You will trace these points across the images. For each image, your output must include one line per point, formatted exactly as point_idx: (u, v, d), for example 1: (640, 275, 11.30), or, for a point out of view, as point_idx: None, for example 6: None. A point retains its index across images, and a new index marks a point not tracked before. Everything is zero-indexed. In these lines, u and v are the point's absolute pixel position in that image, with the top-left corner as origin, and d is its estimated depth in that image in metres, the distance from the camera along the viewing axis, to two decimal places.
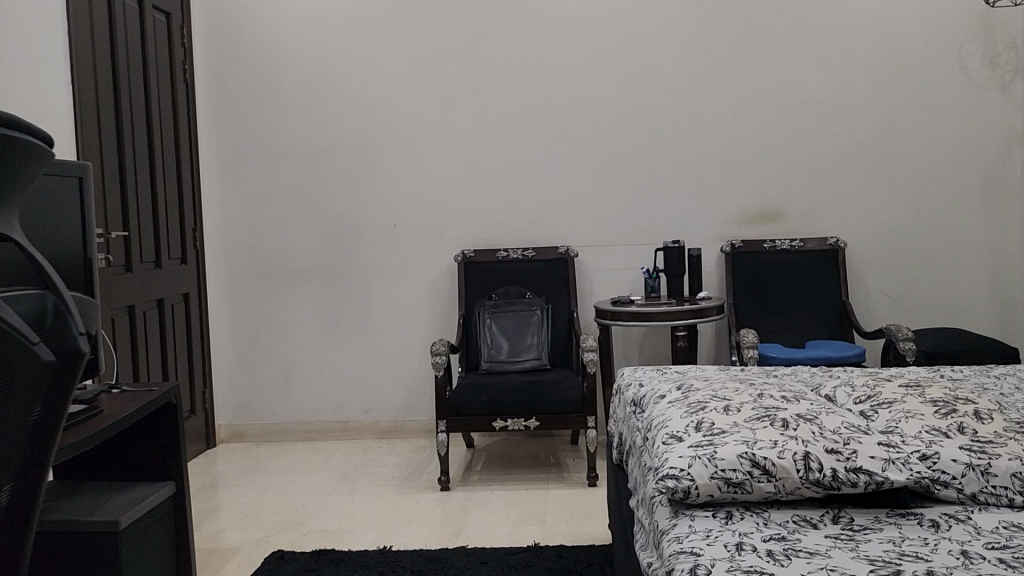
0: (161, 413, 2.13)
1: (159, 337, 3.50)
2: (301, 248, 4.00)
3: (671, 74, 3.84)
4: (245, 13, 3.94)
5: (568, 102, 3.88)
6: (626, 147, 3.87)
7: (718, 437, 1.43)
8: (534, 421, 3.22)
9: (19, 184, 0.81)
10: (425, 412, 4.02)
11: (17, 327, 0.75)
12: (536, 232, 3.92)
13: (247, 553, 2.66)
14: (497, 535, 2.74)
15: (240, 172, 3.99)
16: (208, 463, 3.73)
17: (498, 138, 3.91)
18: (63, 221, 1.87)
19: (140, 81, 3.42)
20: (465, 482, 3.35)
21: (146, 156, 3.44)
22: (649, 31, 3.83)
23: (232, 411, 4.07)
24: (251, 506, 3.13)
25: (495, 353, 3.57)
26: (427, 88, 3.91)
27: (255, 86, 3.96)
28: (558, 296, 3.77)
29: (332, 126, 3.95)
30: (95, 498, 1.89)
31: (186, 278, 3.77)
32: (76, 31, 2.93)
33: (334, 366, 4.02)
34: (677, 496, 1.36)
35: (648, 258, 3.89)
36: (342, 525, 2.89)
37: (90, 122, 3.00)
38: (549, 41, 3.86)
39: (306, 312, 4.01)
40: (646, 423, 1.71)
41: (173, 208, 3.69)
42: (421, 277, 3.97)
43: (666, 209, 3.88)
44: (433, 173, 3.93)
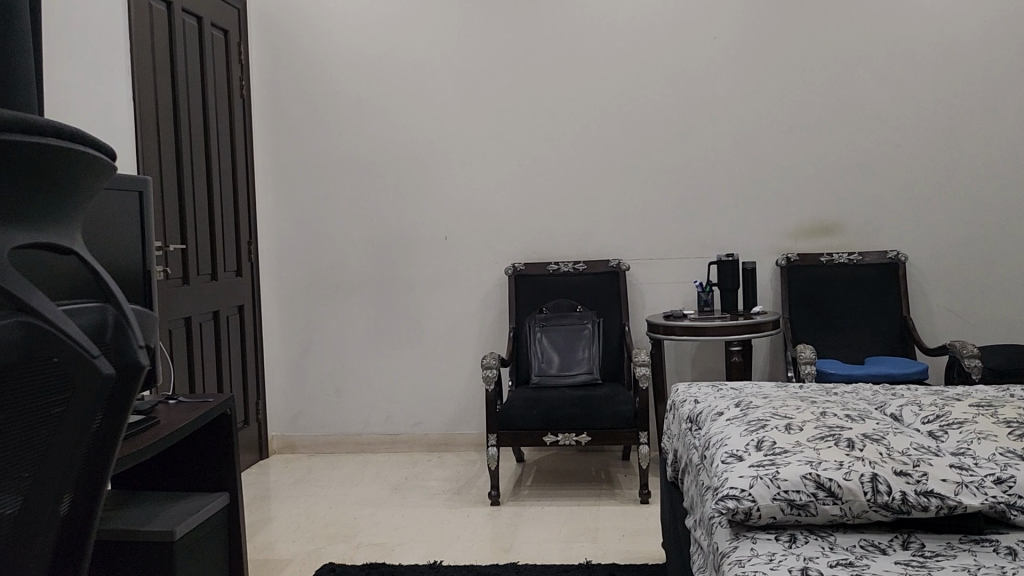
0: (216, 424, 2.15)
1: (214, 349, 3.55)
2: (354, 260, 4.03)
3: (725, 85, 3.79)
4: (300, 29, 3.99)
5: (620, 115, 3.85)
6: (680, 160, 3.83)
7: (781, 457, 1.38)
8: (585, 437, 3.18)
9: (75, 199, 0.81)
10: (475, 425, 4.01)
11: (80, 341, 0.75)
12: (587, 245, 3.89)
13: (299, 565, 2.67)
14: (549, 551, 2.71)
15: (294, 184, 4.04)
16: (262, 473, 3.77)
17: (549, 151, 3.89)
18: (121, 235, 1.89)
19: (199, 96, 3.49)
20: (515, 496, 3.33)
21: (203, 171, 3.49)
22: (703, 42, 3.79)
23: (285, 422, 4.10)
24: (304, 517, 3.14)
25: (546, 367, 3.55)
26: (479, 100, 3.91)
27: (309, 100, 4.01)
28: (609, 310, 3.73)
29: (384, 139, 3.98)
30: (152, 507, 1.91)
31: (240, 290, 3.81)
32: (138, 48, 3.00)
33: (385, 378, 4.03)
34: (737, 517, 1.32)
35: (702, 271, 3.84)
36: (392, 538, 2.89)
37: (150, 134, 3.07)
38: (601, 52, 3.84)
39: (358, 325, 4.03)
40: (703, 441, 1.67)
41: (229, 222, 3.75)
42: (473, 289, 3.97)
43: (720, 222, 3.82)
44: (484, 186, 3.93)
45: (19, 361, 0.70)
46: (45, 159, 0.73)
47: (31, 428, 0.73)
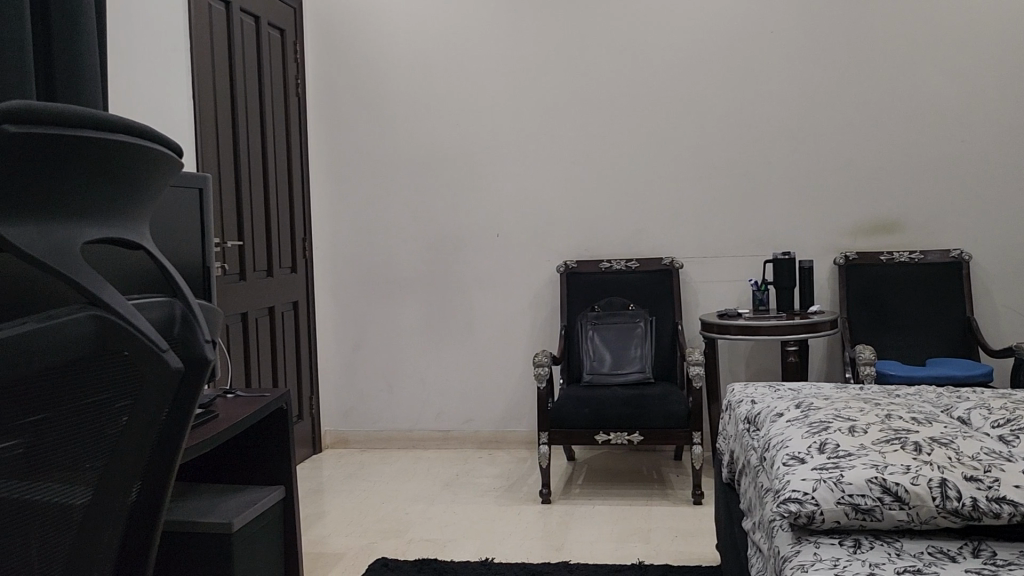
0: (272, 418, 2.18)
1: (270, 344, 3.60)
2: (406, 257, 4.05)
3: (783, 80, 3.73)
4: (354, 27, 4.03)
5: (674, 112, 3.81)
6: (736, 156, 3.77)
7: (845, 460, 1.35)
8: (638, 436, 3.15)
9: (147, 193, 0.83)
10: (525, 423, 4.00)
11: (148, 334, 0.75)
12: (640, 243, 3.86)
13: (352, 559, 2.70)
14: (601, 551, 2.70)
15: (348, 181, 4.08)
16: (315, 468, 3.82)
17: (601, 148, 3.87)
18: (182, 234, 1.93)
19: (256, 93, 3.54)
20: (567, 495, 3.32)
21: (260, 168, 3.54)
22: (760, 38, 3.73)
23: (338, 417, 4.15)
24: (357, 511, 3.17)
25: (597, 365, 3.53)
26: (531, 97, 3.90)
27: (364, 97, 4.04)
28: (662, 309, 3.69)
29: (437, 136, 3.99)
30: (210, 500, 1.94)
31: (295, 286, 3.86)
32: (199, 48, 3.06)
33: (436, 375, 4.05)
34: (800, 521, 1.29)
35: (757, 270, 3.77)
36: (444, 535, 2.89)
37: (209, 132, 3.13)
38: (655, 48, 3.81)
39: (409, 321, 4.06)
40: (762, 442, 1.64)
41: (284, 219, 3.80)
42: (524, 286, 3.96)
43: (775, 219, 3.76)
44: (536, 183, 3.92)
45: (91, 353, 0.71)
46: (117, 155, 0.74)
47: (98, 422, 0.74)
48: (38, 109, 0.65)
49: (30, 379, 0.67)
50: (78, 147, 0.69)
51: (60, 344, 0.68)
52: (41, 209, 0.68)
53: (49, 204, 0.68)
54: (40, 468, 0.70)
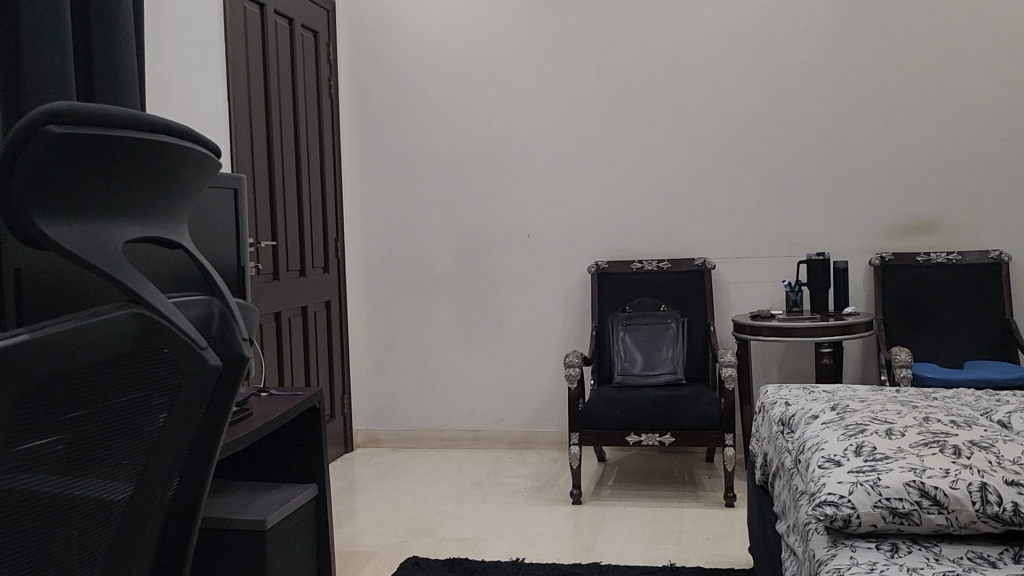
0: (305, 416, 2.19)
1: (302, 343, 3.63)
2: (436, 257, 4.07)
3: (818, 79, 3.69)
4: (386, 28, 4.05)
5: (706, 111, 3.78)
6: (770, 156, 3.74)
7: (882, 463, 1.33)
8: (670, 437, 3.13)
9: (187, 191, 0.84)
10: (556, 424, 3.99)
11: (187, 333, 0.76)
12: (671, 243, 3.84)
13: (382, 557, 2.71)
14: (632, 552, 2.69)
15: (380, 181, 4.10)
16: (346, 466, 3.85)
17: (633, 148, 3.85)
18: (218, 234, 1.95)
19: (289, 95, 3.57)
20: (597, 496, 3.31)
21: (293, 168, 3.58)
22: (793, 36, 3.70)
23: (369, 416, 4.18)
24: (388, 510, 3.19)
25: (629, 366, 3.51)
26: (562, 97, 3.90)
27: (396, 98, 4.06)
28: (694, 310, 3.67)
29: (468, 136, 4.00)
30: (244, 497, 1.96)
31: (328, 286, 3.89)
32: (233, 51, 3.09)
33: (467, 375, 4.06)
34: (836, 524, 1.28)
35: (791, 270, 3.74)
36: (474, 534, 2.90)
37: (244, 134, 3.16)
38: (687, 47, 3.79)
39: (440, 321, 4.07)
40: (797, 444, 1.62)
41: (317, 220, 3.83)
42: (555, 287, 3.96)
43: (809, 220, 3.72)
44: (567, 184, 3.92)
45: (132, 349, 0.72)
46: (159, 154, 0.75)
47: (137, 420, 0.75)
48: (81, 109, 0.66)
49: (73, 377, 0.68)
50: (119, 147, 0.70)
51: (102, 341, 0.69)
52: (81, 209, 0.69)
53: (89, 204, 0.70)
54: (81, 463, 0.71)
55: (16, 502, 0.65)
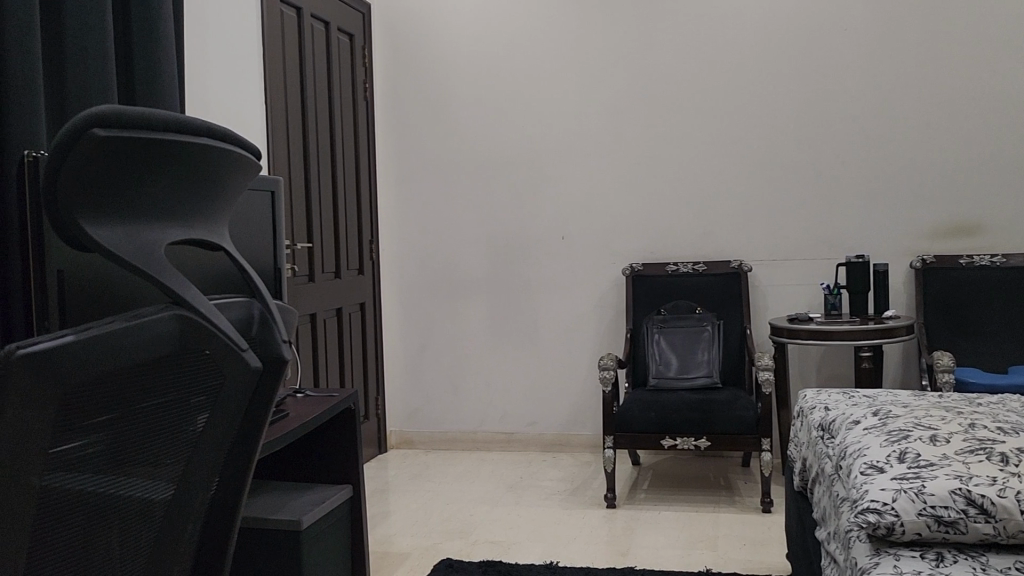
0: (341, 418, 2.20)
1: (337, 344, 3.65)
2: (470, 259, 4.07)
3: (857, 79, 3.64)
4: (421, 29, 4.06)
5: (743, 111, 3.75)
6: (808, 157, 3.69)
7: (926, 470, 1.31)
8: (705, 441, 3.10)
9: (228, 194, 0.84)
10: (590, 426, 3.97)
11: (228, 335, 0.77)
12: (707, 246, 3.81)
13: (417, 559, 2.72)
14: (667, 557, 2.66)
15: (415, 183, 4.11)
16: (380, 467, 3.86)
17: (667, 149, 3.83)
18: (256, 236, 1.97)
19: (325, 97, 3.59)
20: (632, 500, 3.28)
21: (329, 170, 3.60)
22: (831, 35, 3.65)
23: (403, 418, 4.20)
24: (422, 512, 3.19)
25: (664, 369, 3.49)
26: (597, 98, 3.89)
27: (430, 100, 4.07)
28: (730, 313, 3.63)
29: (502, 138, 4.00)
30: (281, 498, 1.98)
31: (362, 288, 3.91)
32: (270, 53, 3.12)
33: (500, 377, 4.06)
34: (878, 532, 1.25)
35: (830, 273, 3.69)
36: (508, 537, 2.90)
37: (281, 136, 3.19)
38: (723, 47, 3.75)
39: (474, 323, 4.08)
40: (838, 450, 1.60)
41: (352, 221, 3.85)
42: (589, 288, 3.94)
43: (848, 222, 3.67)
44: (601, 185, 3.90)
45: (174, 351, 0.72)
46: (201, 158, 0.76)
47: (177, 420, 0.76)
48: (125, 114, 0.66)
49: (115, 378, 0.68)
50: (162, 151, 0.70)
51: (143, 342, 0.69)
52: (123, 212, 0.69)
53: (133, 209, 0.70)
54: (121, 462, 0.72)
55: (58, 502, 0.66)
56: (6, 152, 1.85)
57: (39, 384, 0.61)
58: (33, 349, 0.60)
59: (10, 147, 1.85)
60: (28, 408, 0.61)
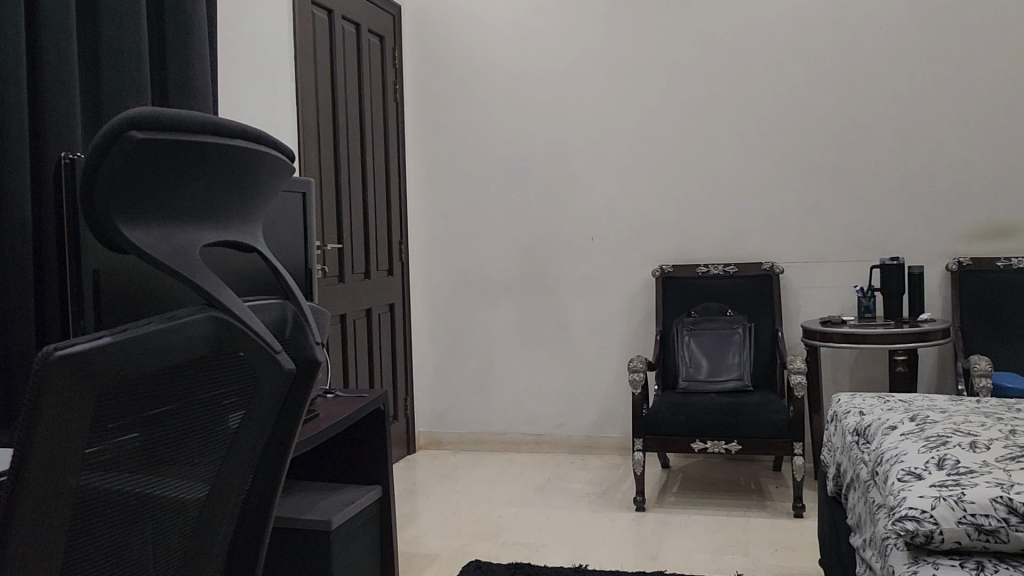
0: (370, 418, 2.20)
1: (367, 344, 3.66)
2: (499, 260, 4.07)
3: (893, 78, 3.59)
4: (450, 31, 4.07)
5: (774, 111, 3.71)
6: (842, 158, 3.65)
7: (966, 478, 1.29)
8: (736, 445, 3.07)
9: (262, 196, 0.84)
10: (619, 429, 3.95)
11: (263, 337, 0.77)
12: (738, 248, 3.77)
13: (445, 560, 2.72)
14: (697, 562, 2.64)
15: (444, 184, 4.12)
16: (408, 468, 3.87)
17: (698, 150, 3.80)
18: (289, 237, 1.98)
19: (356, 98, 3.61)
20: (661, 503, 3.26)
21: (358, 171, 3.61)
22: (865, 34, 3.60)
23: (432, 419, 4.20)
24: (450, 513, 3.20)
25: (694, 372, 3.46)
26: (626, 99, 3.87)
27: (460, 102, 4.07)
28: (762, 315, 3.59)
29: (531, 140, 3.99)
30: (311, 498, 1.99)
31: (391, 289, 3.92)
32: (302, 55, 3.14)
33: (529, 378, 4.05)
34: (916, 540, 1.23)
35: (863, 275, 3.64)
36: (537, 539, 2.89)
37: (311, 137, 3.21)
38: (754, 47, 3.72)
39: (503, 324, 4.07)
40: (874, 456, 1.58)
41: (382, 222, 3.87)
42: (618, 290, 3.92)
43: (882, 224, 3.62)
44: (631, 186, 3.88)
45: (210, 352, 0.73)
46: (237, 159, 0.76)
47: (211, 420, 0.76)
48: (160, 115, 0.67)
49: (153, 377, 0.69)
50: (199, 151, 0.71)
51: (180, 343, 0.69)
52: (159, 213, 0.70)
53: (168, 209, 0.71)
54: (158, 461, 0.72)
55: (96, 501, 0.66)
56: (43, 154, 1.88)
57: (78, 384, 0.61)
58: (71, 349, 0.60)
59: (47, 149, 1.88)
60: (67, 407, 0.61)
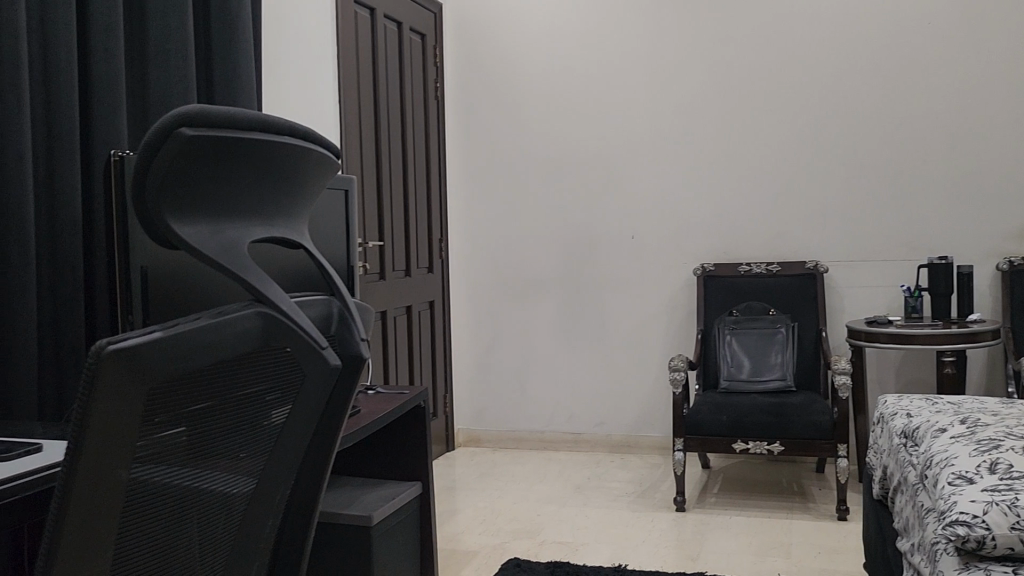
0: (411, 415, 2.21)
1: (407, 342, 3.68)
2: (538, 258, 4.07)
3: (943, 75, 3.51)
4: (491, 28, 4.07)
5: (819, 108, 3.66)
6: (889, 156, 3.58)
7: (1020, 482, 1.25)
8: (778, 446, 3.04)
9: (308, 193, 0.85)
10: (659, 428, 3.93)
11: (309, 333, 0.78)
12: (782, 246, 3.72)
13: (485, 558, 2.72)
14: (738, 563, 2.61)
15: (485, 183, 4.13)
16: (448, 465, 3.89)
17: (741, 147, 3.76)
18: (331, 233, 1.99)
19: (396, 94, 3.62)
20: (701, 503, 3.24)
21: (399, 169, 3.63)
22: (914, 29, 3.53)
23: (471, 416, 4.21)
24: (489, 511, 3.20)
25: (736, 372, 3.43)
26: (669, 96, 3.84)
27: (500, 99, 4.07)
28: (806, 315, 3.54)
29: (572, 137, 3.98)
30: (353, 494, 2.00)
31: (431, 287, 3.94)
32: (344, 53, 3.16)
33: (569, 377, 4.04)
34: (967, 545, 1.20)
35: (910, 274, 3.57)
36: (576, 538, 2.88)
37: (353, 135, 3.23)
38: (800, 43, 3.67)
39: (542, 322, 4.07)
40: (923, 459, 1.54)
41: (422, 219, 3.88)
42: (660, 289, 3.89)
43: (930, 222, 3.55)
44: (672, 184, 3.85)
45: (258, 348, 0.73)
46: (285, 156, 0.77)
47: (259, 415, 0.77)
48: (210, 113, 0.67)
49: (205, 371, 0.70)
50: (249, 149, 0.71)
51: (231, 338, 0.70)
52: (207, 209, 0.70)
53: (218, 207, 0.71)
54: (208, 455, 0.73)
55: (147, 494, 0.67)
56: (93, 152, 1.92)
57: (131, 378, 0.62)
58: (124, 344, 0.61)
59: (97, 147, 1.91)
60: (122, 399, 0.62)
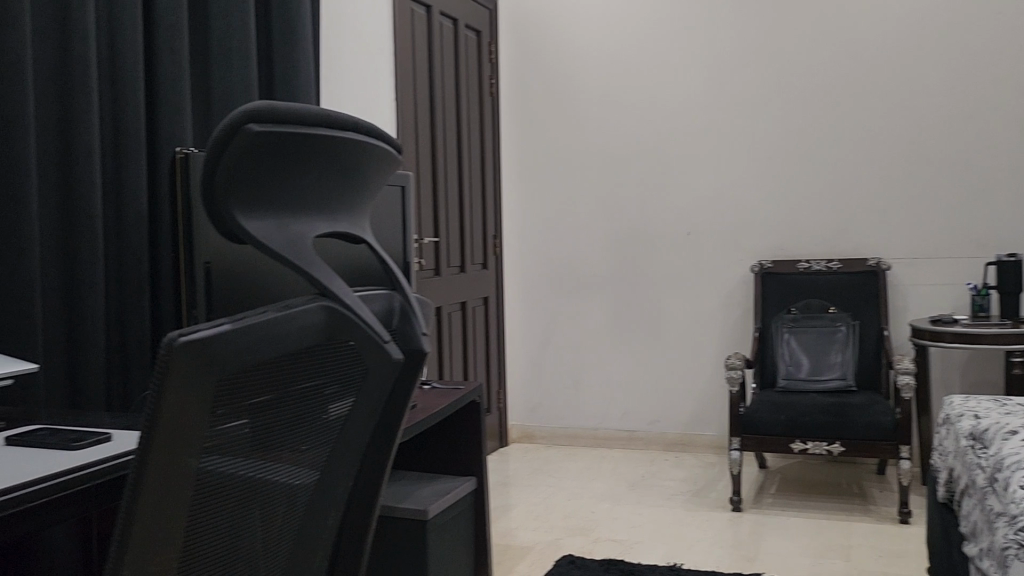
0: (466, 411, 2.22)
1: (461, 337, 3.69)
2: (592, 255, 4.05)
3: (1012, 66, 3.40)
4: (545, 24, 4.06)
5: (882, 102, 3.57)
6: (955, 150, 3.49)
7: None
8: (838, 446, 2.98)
9: (370, 189, 0.86)
10: (715, 427, 3.88)
11: (371, 328, 0.78)
12: (843, 243, 3.65)
13: (539, 554, 2.72)
14: (797, 565, 2.57)
15: (540, 179, 4.12)
16: (501, 461, 3.89)
17: (801, 142, 3.69)
18: (389, 229, 2.01)
19: (452, 91, 3.63)
20: (758, 504, 3.19)
21: (455, 165, 3.64)
22: (982, 19, 3.43)
23: (524, 413, 4.21)
24: (543, 507, 3.20)
25: (794, 370, 3.37)
26: (726, 91, 3.78)
27: (556, 95, 4.06)
28: (867, 313, 3.46)
29: (627, 133, 3.95)
30: (409, 488, 2.02)
31: (486, 283, 3.95)
32: (401, 50, 3.18)
33: (623, 374, 4.02)
34: None
35: (977, 272, 3.47)
36: (631, 536, 2.86)
37: (409, 132, 3.25)
38: (862, 35, 3.59)
39: (597, 318, 4.05)
40: (992, 461, 1.50)
41: (477, 215, 3.90)
42: (716, 286, 3.84)
43: (999, 218, 3.44)
44: (730, 180, 3.80)
45: (321, 342, 0.74)
46: (349, 151, 0.77)
47: (321, 408, 0.78)
48: (277, 109, 0.68)
49: (270, 363, 0.71)
50: (314, 144, 0.72)
51: (294, 332, 0.71)
52: (273, 204, 0.71)
53: (285, 201, 0.72)
54: (272, 447, 0.74)
55: (212, 484, 0.69)
56: (157, 148, 1.96)
57: (198, 371, 0.63)
58: (193, 336, 0.62)
59: (161, 144, 1.96)
60: (191, 392, 0.63)
